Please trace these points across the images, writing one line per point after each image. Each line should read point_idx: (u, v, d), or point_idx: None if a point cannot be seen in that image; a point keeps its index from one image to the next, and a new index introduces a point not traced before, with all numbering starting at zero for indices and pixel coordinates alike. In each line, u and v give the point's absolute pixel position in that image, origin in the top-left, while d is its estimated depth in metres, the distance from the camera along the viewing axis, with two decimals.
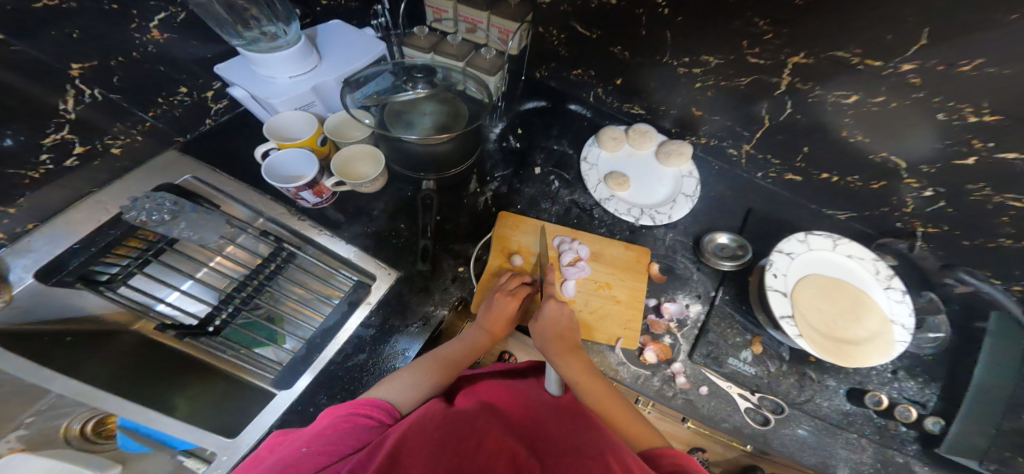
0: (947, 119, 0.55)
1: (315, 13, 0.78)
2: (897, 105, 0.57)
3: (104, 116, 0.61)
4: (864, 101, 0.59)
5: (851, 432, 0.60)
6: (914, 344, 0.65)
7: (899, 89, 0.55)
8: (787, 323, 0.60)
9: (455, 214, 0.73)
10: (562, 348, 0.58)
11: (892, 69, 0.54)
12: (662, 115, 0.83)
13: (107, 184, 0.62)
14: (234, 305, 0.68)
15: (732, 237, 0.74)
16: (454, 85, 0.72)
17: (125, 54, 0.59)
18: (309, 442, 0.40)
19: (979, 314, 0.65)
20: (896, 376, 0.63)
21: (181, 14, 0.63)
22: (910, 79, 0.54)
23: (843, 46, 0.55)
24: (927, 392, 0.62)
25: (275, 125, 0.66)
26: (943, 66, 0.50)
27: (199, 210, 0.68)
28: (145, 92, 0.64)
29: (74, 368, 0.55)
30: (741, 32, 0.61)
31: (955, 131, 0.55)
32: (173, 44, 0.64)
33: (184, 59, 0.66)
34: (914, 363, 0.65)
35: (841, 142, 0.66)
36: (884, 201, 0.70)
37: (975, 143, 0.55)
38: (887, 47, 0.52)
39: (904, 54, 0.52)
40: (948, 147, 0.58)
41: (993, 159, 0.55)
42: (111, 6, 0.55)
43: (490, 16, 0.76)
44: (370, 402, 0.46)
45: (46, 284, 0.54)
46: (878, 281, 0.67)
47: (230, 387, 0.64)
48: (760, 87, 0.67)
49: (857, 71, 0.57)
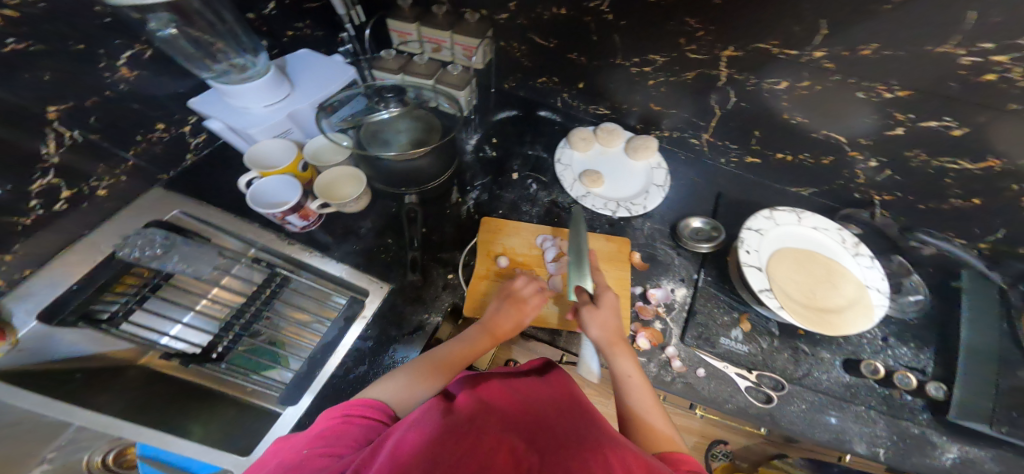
0: (867, 97, 0.60)
1: (281, 44, 0.81)
2: (823, 87, 0.62)
3: (87, 158, 0.63)
4: (792, 86, 0.65)
5: (857, 404, 0.61)
6: (897, 307, 0.69)
7: (817, 73, 0.61)
8: (766, 297, 0.64)
9: (440, 225, 0.76)
10: (614, 341, 0.59)
11: (807, 56, 0.59)
12: (626, 114, 0.88)
13: (98, 226, 0.65)
14: (234, 332, 0.70)
15: (706, 220, 0.78)
16: (426, 102, 0.79)
17: (99, 95, 0.61)
18: (310, 444, 0.41)
19: (952, 273, 0.70)
20: (887, 343, 0.66)
21: (147, 51, 0.64)
22: (824, 64, 0.59)
23: (762, 39, 0.61)
24: (922, 357, 0.64)
25: (254, 154, 0.68)
26: (847, 52, 0.56)
27: (190, 243, 0.70)
28: (122, 132, 0.66)
29: (89, 400, 0.58)
30: (677, 32, 0.66)
31: (883, 105, 0.60)
32: (143, 81, 0.65)
33: (156, 96, 0.68)
34: (903, 329, 0.67)
35: (786, 125, 0.71)
36: (837, 174, 0.75)
37: (898, 115, 0.60)
38: (796, 38, 0.58)
39: (812, 43, 0.57)
40: (879, 121, 0.63)
41: (918, 127, 0.60)
42: (76, 46, 0.56)
43: (453, 35, 0.80)
44: (365, 404, 0.48)
45: (49, 325, 0.56)
46: (845, 249, 0.71)
47: (239, 411, 0.67)
48: (704, 81, 0.72)
49: (778, 60, 0.62)
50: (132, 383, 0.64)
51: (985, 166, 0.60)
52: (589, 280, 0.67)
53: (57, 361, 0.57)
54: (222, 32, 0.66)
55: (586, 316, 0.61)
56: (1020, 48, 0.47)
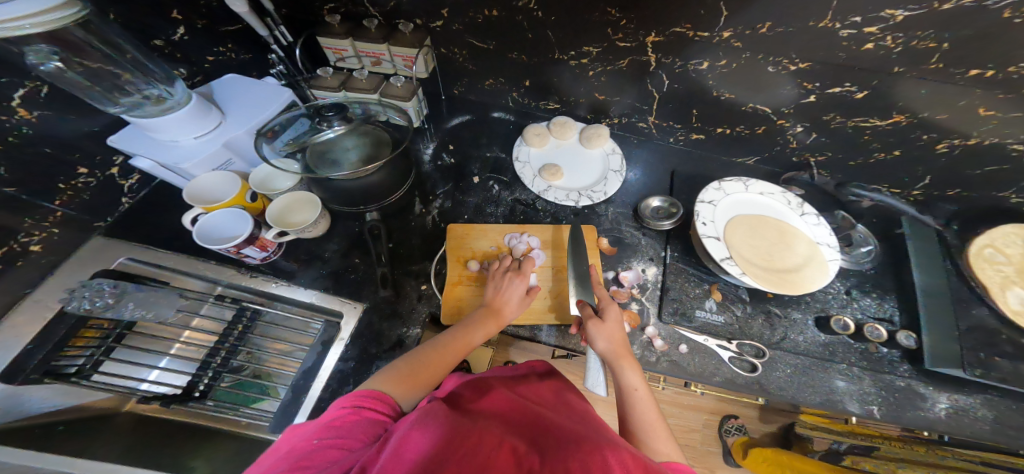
0: (777, 70, 0.65)
1: (204, 71, 0.79)
2: (738, 64, 0.67)
3: (8, 213, 0.59)
4: (714, 66, 0.69)
5: (839, 362, 0.65)
6: (853, 260, 0.73)
7: (730, 52, 0.65)
8: (728, 265, 0.67)
9: (407, 237, 0.76)
10: (623, 354, 0.59)
11: (717, 37, 0.64)
12: (575, 105, 0.90)
13: (39, 283, 0.61)
14: (214, 368, 0.67)
15: (663, 198, 0.81)
16: (374, 117, 0.79)
17: (1, 140, 0.57)
18: (320, 432, 0.42)
19: (894, 221, 0.76)
20: (851, 296, 0.70)
21: (43, 88, 0.60)
22: (733, 43, 0.64)
23: (677, 23, 0.64)
24: (888, 307, 0.69)
25: (193, 190, 0.66)
26: (749, 30, 0.61)
27: (144, 288, 0.66)
28: (41, 180, 0.62)
29: (85, 448, 0.53)
30: (602, 22, 0.69)
31: (796, 74, 0.65)
32: (48, 122, 0.62)
33: (68, 136, 0.65)
34: (863, 279, 0.72)
35: (716, 100, 0.75)
36: (773, 141, 0.79)
37: (806, 84, 0.66)
38: (704, 19, 0.62)
39: (717, 22, 0.62)
40: (796, 90, 0.67)
41: (827, 94, 0.66)
42: None
43: (390, 47, 0.80)
44: (377, 396, 0.48)
45: (14, 384, 0.53)
46: (793, 210, 0.75)
47: (241, 444, 0.63)
48: (637, 67, 0.75)
49: (694, 42, 0.66)
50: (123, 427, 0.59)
51: (894, 121, 0.66)
52: (591, 295, 0.68)
53: (32, 417, 0.53)
54: (121, 61, 0.63)
55: (592, 330, 0.61)
56: (883, 21, 0.54)
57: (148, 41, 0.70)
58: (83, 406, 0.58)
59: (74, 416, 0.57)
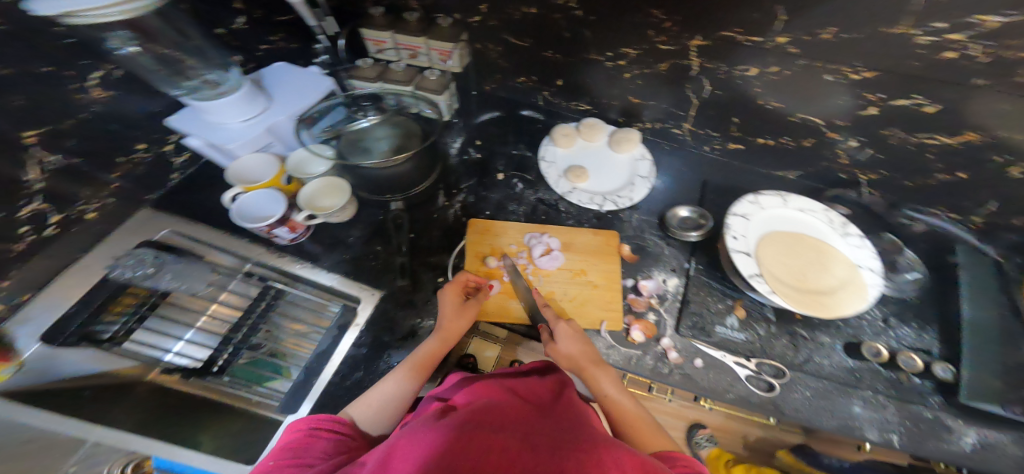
0: (835, 79, 0.61)
1: (256, 58, 0.82)
2: (790, 72, 0.63)
3: (70, 182, 0.63)
4: (763, 72, 0.66)
5: (864, 389, 0.61)
6: (895, 286, 0.68)
7: (783, 58, 0.62)
8: (757, 282, 0.64)
9: (428, 229, 0.77)
10: (591, 364, 0.59)
11: (771, 43, 0.61)
12: (607, 108, 0.88)
13: (88, 248, 0.65)
14: (234, 344, 0.71)
15: (692, 209, 0.78)
16: (405, 107, 0.81)
17: (74, 117, 0.61)
18: (276, 454, 0.44)
19: (946, 249, 0.70)
20: (888, 324, 0.66)
21: (117, 71, 0.65)
22: (788, 49, 0.61)
23: (727, 27, 0.61)
24: (927, 337, 0.64)
25: (236, 170, 0.69)
26: (808, 36, 0.58)
27: (182, 260, 0.70)
28: (103, 153, 0.67)
29: (104, 415, 0.57)
30: (643, 24, 0.67)
31: (854, 85, 0.61)
32: (118, 101, 0.67)
33: (132, 114, 0.69)
34: (903, 307, 0.67)
35: (762, 109, 0.72)
36: (819, 155, 0.75)
37: (868, 95, 0.61)
38: (757, 24, 0.59)
39: (772, 29, 0.59)
40: (852, 102, 0.63)
41: (891, 106, 0.61)
42: (46, 68, 0.56)
43: (428, 41, 0.80)
44: (334, 419, 0.49)
45: (54, 347, 0.55)
46: (835, 229, 0.71)
47: (249, 423, 0.66)
48: (677, 71, 0.72)
49: (744, 47, 0.63)
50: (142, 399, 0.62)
51: (964, 140, 0.61)
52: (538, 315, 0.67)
53: (65, 380, 0.56)
54: (188, 48, 0.68)
55: (550, 353, 0.61)
56: (971, 27, 0.49)
57: (212, 30, 0.73)
58: (112, 373, 0.61)
59: (103, 382, 0.59)
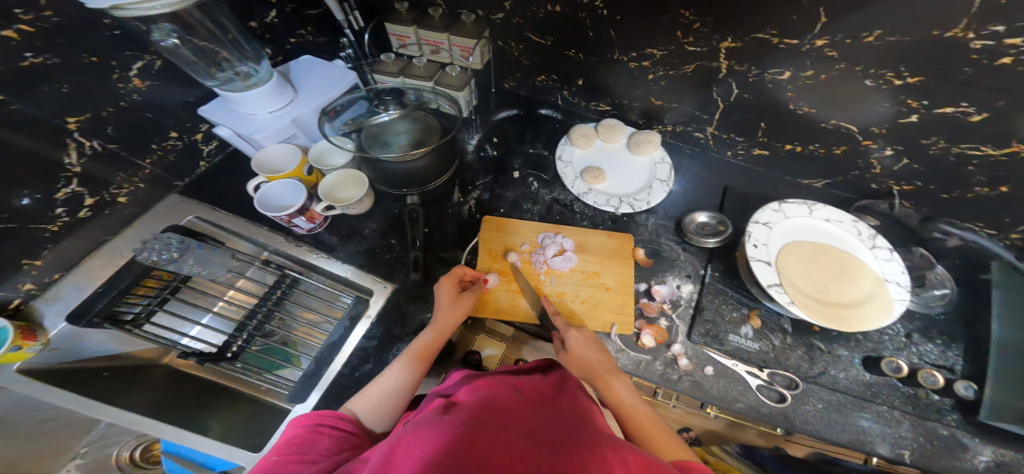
0: (875, 84, 0.59)
1: (285, 51, 0.83)
2: (827, 76, 0.61)
3: (105, 167, 0.65)
4: (796, 76, 0.63)
5: (879, 404, 0.59)
6: (921, 302, 0.66)
7: (821, 62, 0.60)
8: (776, 292, 0.62)
9: (442, 225, 0.77)
10: (603, 373, 0.57)
11: (808, 45, 0.59)
12: (628, 109, 0.87)
13: (119, 231, 0.68)
14: (247, 332, 0.71)
15: (711, 215, 0.76)
16: (426, 104, 0.78)
17: (113, 104, 0.63)
18: (280, 449, 0.45)
19: (979, 266, 0.67)
20: (910, 340, 0.64)
21: (157, 62, 0.66)
22: (827, 52, 0.58)
23: (762, 28, 0.60)
24: (949, 355, 0.62)
25: (260, 159, 0.71)
26: (850, 39, 0.55)
27: (205, 247, 0.72)
28: (138, 140, 0.68)
29: (121, 397, 0.60)
30: (673, 25, 0.66)
31: (893, 92, 0.59)
32: (155, 91, 0.68)
33: (168, 104, 0.70)
34: (927, 324, 0.65)
35: (792, 115, 0.70)
36: (852, 164, 0.72)
37: (911, 102, 0.59)
38: (796, 27, 0.57)
39: (812, 32, 0.57)
40: (890, 109, 0.61)
41: (935, 114, 0.58)
42: (89, 58, 0.58)
43: (450, 37, 0.81)
44: (337, 416, 0.50)
45: (78, 326, 0.60)
46: (862, 242, 0.68)
47: (257, 408, 0.68)
48: (705, 73, 0.71)
49: (779, 50, 0.61)
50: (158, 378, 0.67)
51: (1010, 151, 0.58)
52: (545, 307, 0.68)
53: (85, 359, 0.61)
54: (223, 40, 0.69)
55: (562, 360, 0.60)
56: None
57: (245, 23, 0.74)
58: (128, 354, 0.66)
59: (119, 364, 0.64)
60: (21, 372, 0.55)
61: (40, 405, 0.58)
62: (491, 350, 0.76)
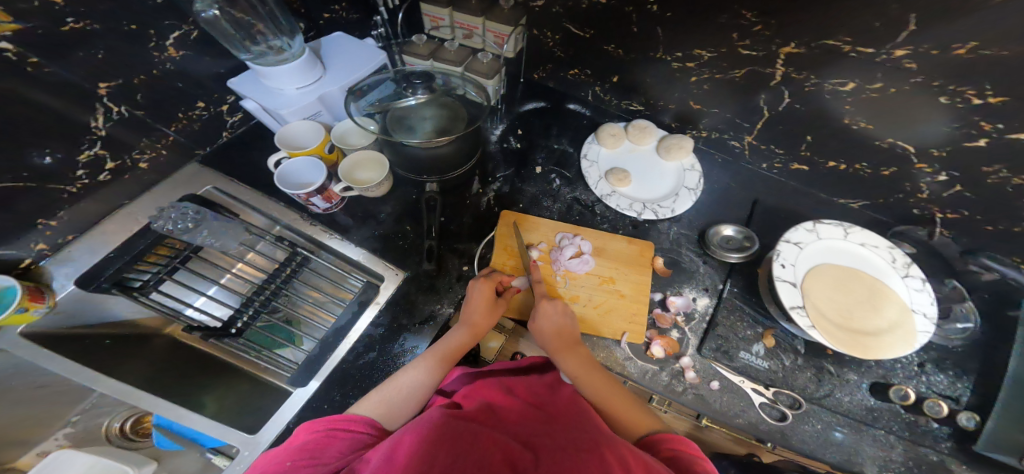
0: (950, 102, 0.55)
1: (317, 27, 0.82)
2: (897, 90, 0.57)
3: (131, 132, 0.65)
4: (861, 88, 0.59)
5: (878, 428, 0.58)
6: (942, 334, 0.63)
7: (895, 74, 0.55)
8: (797, 314, 0.59)
9: (459, 215, 0.75)
10: (561, 346, 0.58)
11: (886, 55, 0.54)
12: (661, 111, 0.84)
13: (138, 196, 0.68)
14: (254, 308, 0.70)
15: (738, 229, 0.74)
16: (454, 90, 0.75)
17: (146, 72, 0.63)
18: (293, 455, 0.44)
19: (1011, 301, 0.62)
20: (922, 369, 0.61)
21: (194, 32, 0.66)
22: (905, 64, 0.54)
23: (833, 34, 0.55)
24: (958, 386, 0.60)
25: (284, 134, 0.70)
26: (937, 50, 0.51)
27: (220, 218, 0.71)
28: (166, 107, 0.68)
29: (117, 368, 0.61)
30: (730, 25, 0.62)
31: (961, 113, 0.55)
32: (188, 60, 0.67)
33: (199, 74, 0.70)
34: (943, 355, 0.62)
35: (846, 130, 0.66)
36: (897, 187, 0.69)
37: (984, 124, 0.55)
38: (876, 34, 0.53)
39: (894, 41, 0.52)
40: (955, 130, 0.57)
41: (1005, 140, 0.55)
42: (129, 27, 0.58)
43: (485, 22, 0.78)
44: (348, 418, 0.48)
45: (86, 291, 0.60)
46: (894, 269, 0.65)
47: (255, 387, 0.69)
48: (755, 79, 0.67)
49: (848, 58, 0.57)
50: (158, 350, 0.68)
51: None
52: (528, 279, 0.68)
53: (90, 325, 0.61)
54: (261, 13, 0.68)
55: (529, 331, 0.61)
56: None
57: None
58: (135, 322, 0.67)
59: (123, 332, 0.65)
60: (25, 336, 0.55)
61: (35, 373, 0.58)
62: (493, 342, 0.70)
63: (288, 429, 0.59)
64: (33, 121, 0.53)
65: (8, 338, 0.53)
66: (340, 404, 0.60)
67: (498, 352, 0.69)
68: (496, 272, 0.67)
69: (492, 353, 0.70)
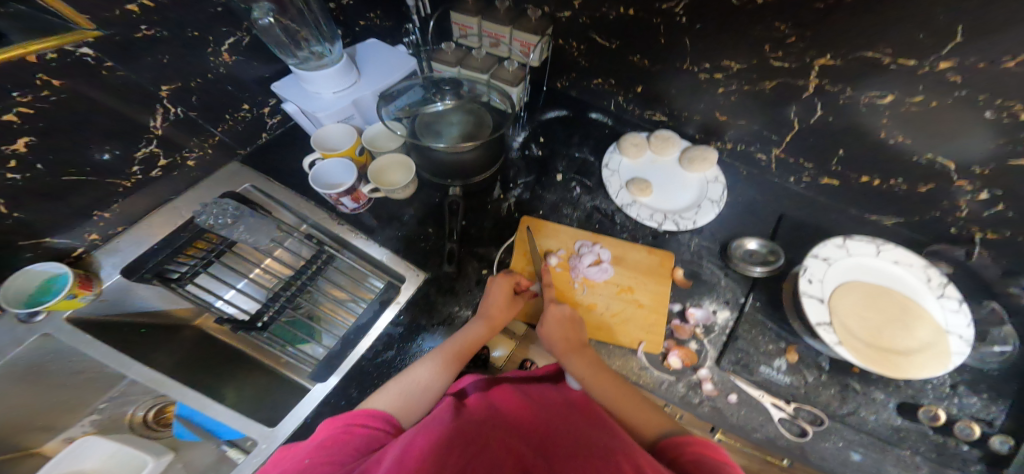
0: (996, 117, 0.53)
1: (353, 33, 0.89)
2: (938, 104, 0.56)
3: (183, 132, 0.68)
4: (901, 101, 0.58)
5: (903, 449, 0.55)
6: (976, 356, 0.60)
7: (939, 88, 0.54)
8: (823, 331, 0.58)
9: (480, 219, 0.76)
10: (567, 347, 0.59)
11: (929, 68, 0.53)
12: (685, 122, 0.84)
13: (182, 192, 0.71)
14: (280, 303, 0.73)
15: (762, 242, 0.72)
16: (479, 97, 0.77)
17: (202, 76, 0.66)
18: (313, 453, 0.44)
19: None
20: (955, 391, 0.59)
21: (246, 39, 0.69)
22: (949, 77, 0.53)
23: (873, 47, 0.55)
24: (993, 409, 0.57)
25: (318, 137, 0.72)
26: (984, 64, 0.49)
27: (256, 215, 0.74)
28: (215, 109, 0.71)
29: (146, 357, 0.64)
30: (763, 38, 0.62)
31: (1008, 129, 0.53)
32: (239, 65, 0.71)
33: (247, 79, 0.73)
34: (976, 377, 0.60)
35: (882, 144, 0.65)
36: (935, 205, 0.67)
37: None
38: (918, 47, 0.52)
39: (939, 54, 0.51)
40: (1001, 147, 0.56)
41: None
42: (192, 33, 0.62)
43: (512, 31, 0.79)
44: (365, 413, 0.49)
45: (129, 280, 0.63)
46: (929, 289, 0.62)
47: (273, 381, 0.72)
48: (786, 91, 0.67)
49: (889, 71, 0.56)
50: (186, 341, 0.71)
51: None
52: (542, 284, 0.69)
53: (128, 312, 0.64)
54: (307, 19, 0.74)
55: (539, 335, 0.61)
56: None
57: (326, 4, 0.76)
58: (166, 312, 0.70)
59: (157, 322, 0.68)
60: (70, 320, 0.57)
61: (75, 358, 0.61)
62: (500, 349, 0.66)
63: (306, 424, 0.60)
64: (99, 119, 0.56)
65: (54, 323, 0.56)
66: (357, 400, 0.61)
67: (506, 359, 0.66)
68: (515, 273, 0.68)
69: (500, 361, 0.66)
